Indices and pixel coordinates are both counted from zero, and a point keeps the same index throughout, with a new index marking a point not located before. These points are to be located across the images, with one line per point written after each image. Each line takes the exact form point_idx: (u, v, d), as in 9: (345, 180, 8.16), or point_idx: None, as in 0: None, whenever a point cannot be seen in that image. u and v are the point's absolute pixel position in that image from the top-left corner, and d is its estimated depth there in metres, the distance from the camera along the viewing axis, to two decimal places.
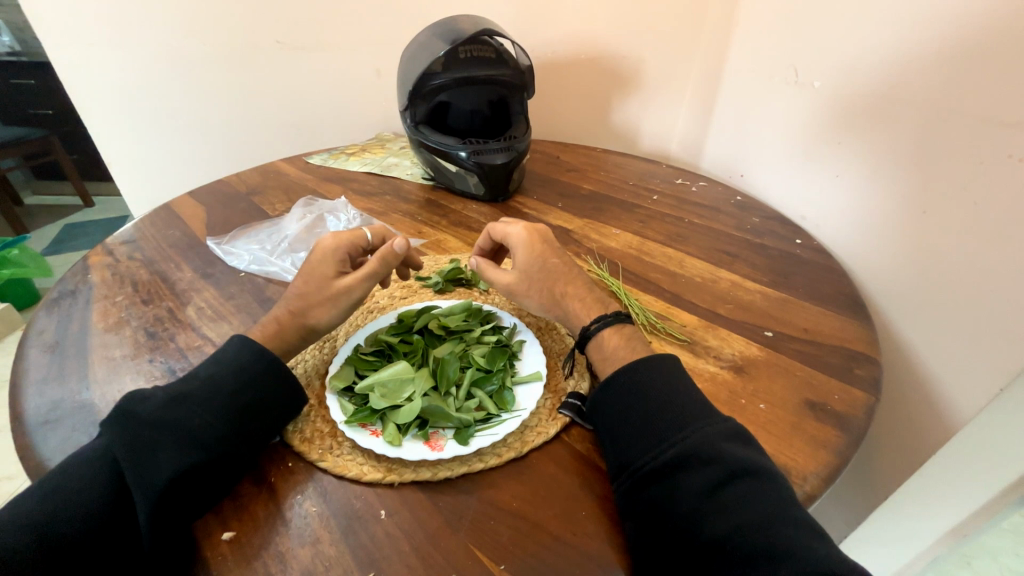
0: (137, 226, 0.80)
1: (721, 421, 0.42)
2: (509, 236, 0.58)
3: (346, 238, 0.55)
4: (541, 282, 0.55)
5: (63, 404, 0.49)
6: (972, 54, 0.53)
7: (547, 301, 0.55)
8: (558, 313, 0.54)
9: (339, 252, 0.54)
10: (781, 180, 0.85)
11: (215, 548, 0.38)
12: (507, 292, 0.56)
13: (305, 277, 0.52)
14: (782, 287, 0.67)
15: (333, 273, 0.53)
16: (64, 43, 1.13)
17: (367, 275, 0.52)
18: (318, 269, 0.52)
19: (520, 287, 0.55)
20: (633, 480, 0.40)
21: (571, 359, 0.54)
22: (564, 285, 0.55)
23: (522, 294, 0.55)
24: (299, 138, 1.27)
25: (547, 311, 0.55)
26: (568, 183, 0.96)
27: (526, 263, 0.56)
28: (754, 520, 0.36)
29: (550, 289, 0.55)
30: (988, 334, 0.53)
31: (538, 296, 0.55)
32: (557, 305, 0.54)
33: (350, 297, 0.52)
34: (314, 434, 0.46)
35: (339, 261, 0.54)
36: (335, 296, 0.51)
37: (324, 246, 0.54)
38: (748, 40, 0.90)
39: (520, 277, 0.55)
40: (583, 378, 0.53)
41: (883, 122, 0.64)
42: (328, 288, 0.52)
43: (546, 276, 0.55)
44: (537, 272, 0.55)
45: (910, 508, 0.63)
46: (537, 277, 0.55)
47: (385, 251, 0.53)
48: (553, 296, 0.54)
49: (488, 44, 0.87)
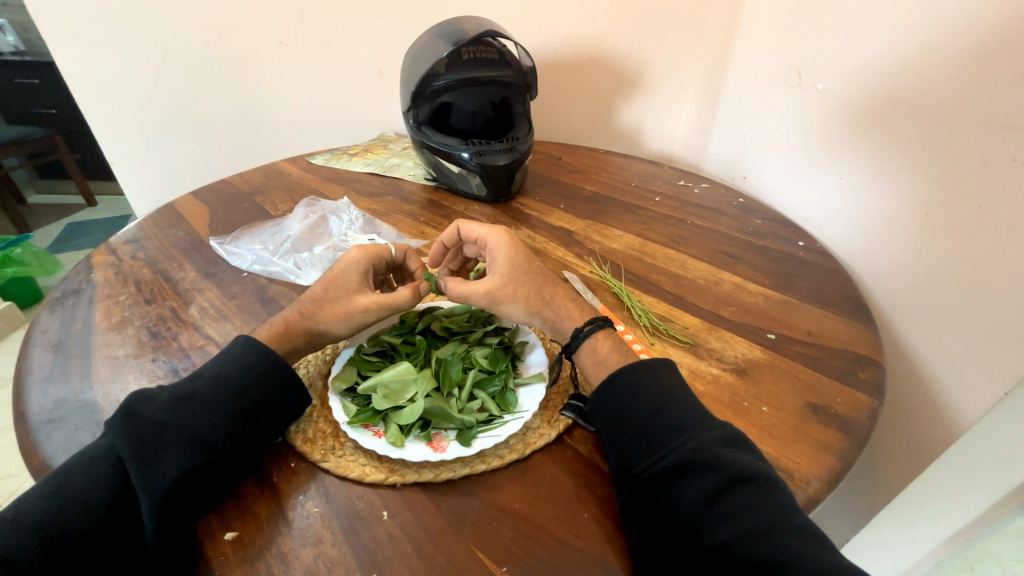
0: (139, 225, 0.81)
1: (720, 426, 0.42)
2: (485, 238, 0.57)
3: (371, 250, 0.56)
4: (527, 284, 0.53)
5: (67, 402, 0.50)
6: (983, 55, 0.52)
7: (536, 304, 0.53)
8: (545, 314, 0.53)
9: (364, 263, 0.54)
10: (786, 182, 0.85)
11: (218, 547, 0.38)
12: (489, 301, 0.53)
13: (327, 283, 0.53)
14: (784, 289, 0.67)
15: (356, 286, 0.53)
16: (70, 42, 1.13)
17: (388, 302, 0.52)
18: (341, 278, 0.53)
19: (504, 291, 0.53)
20: (634, 485, 0.40)
21: (559, 364, 0.53)
22: (551, 287, 0.54)
23: (507, 299, 0.53)
24: (303, 139, 1.28)
25: (536, 315, 0.53)
26: (570, 184, 0.96)
27: (505, 264, 0.54)
28: (755, 529, 0.36)
29: (536, 291, 0.53)
30: (992, 338, 0.53)
31: (524, 300, 0.53)
32: (546, 306, 0.53)
33: (365, 318, 0.51)
34: (317, 435, 0.46)
35: (361, 273, 0.54)
36: (347, 311, 0.51)
37: (350, 257, 0.55)
38: (753, 42, 0.90)
39: (504, 282, 0.53)
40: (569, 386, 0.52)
41: (889, 124, 0.64)
42: (344, 301, 0.51)
43: (531, 280, 0.54)
44: (523, 275, 0.54)
45: (914, 512, 0.63)
46: (522, 280, 0.53)
47: (413, 288, 0.54)
48: (542, 298, 0.53)
49: (492, 45, 0.87)
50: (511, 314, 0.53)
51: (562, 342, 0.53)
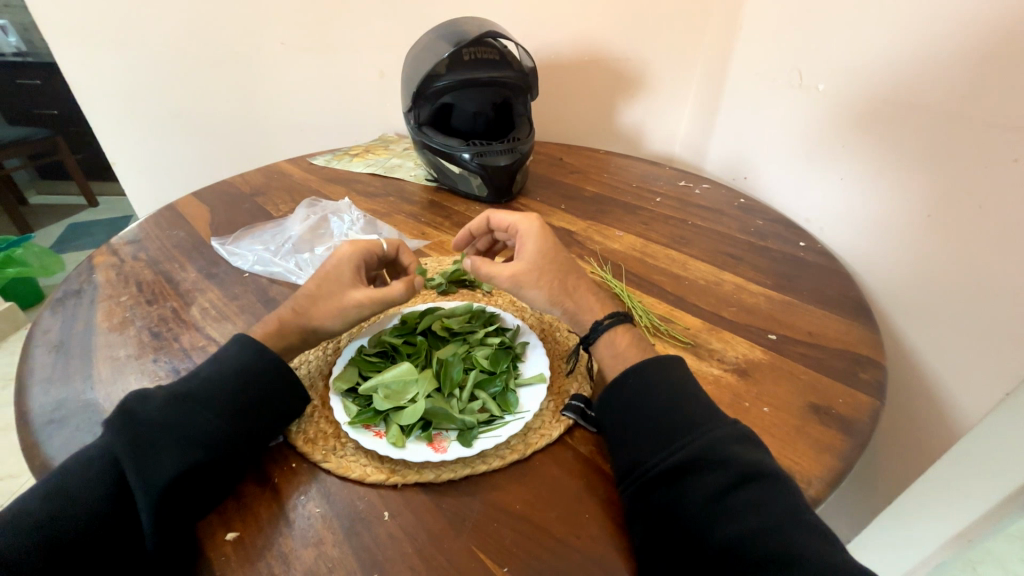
0: (140, 226, 0.81)
1: (729, 424, 0.42)
2: (515, 225, 0.57)
3: (362, 246, 0.55)
4: (554, 272, 0.53)
5: (69, 402, 0.50)
6: (984, 54, 0.52)
7: (559, 293, 0.53)
8: (566, 305, 0.53)
9: (355, 259, 0.54)
10: (787, 183, 0.85)
11: (218, 548, 0.38)
12: (512, 285, 0.53)
13: (318, 280, 0.53)
14: (785, 290, 0.67)
15: (349, 282, 0.53)
16: (72, 43, 1.14)
17: (382, 296, 0.51)
18: (332, 275, 0.53)
19: (529, 278, 0.53)
20: (641, 483, 0.40)
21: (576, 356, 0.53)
22: (575, 278, 0.54)
23: (531, 285, 0.53)
24: (303, 139, 1.28)
25: (556, 304, 0.53)
26: (571, 185, 0.96)
27: (534, 251, 0.54)
28: (763, 526, 0.35)
29: (560, 281, 0.53)
30: (993, 338, 0.53)
31: (547, 287, 0.53)
32: (569, 297, 0.53)
33: (358, 313, 0.51)
34: (318, 435, 0.46)
35: (353, 269, 0.54)
36: (341, 307, 0.51)
37: (341, 254, 0.54)
38: (753, 43, 0.90)
39: (529, 267, 0.53)
40: (585, 380, 0.53)
41: (890, 124, 0.64)
42: (337, 298, 0.51)
43: (556, 267, 0.54)
44: (550, 263, 0.54)
45: (916, 513, 0.63)
46: (550, 268, 0.53)
47: (408, 282, 0.53)
48: (565, 288, 0.53)
49: (492, 45, 0.87)
50: (533, 301, 0.53)
51: (580, 334, 0.53)
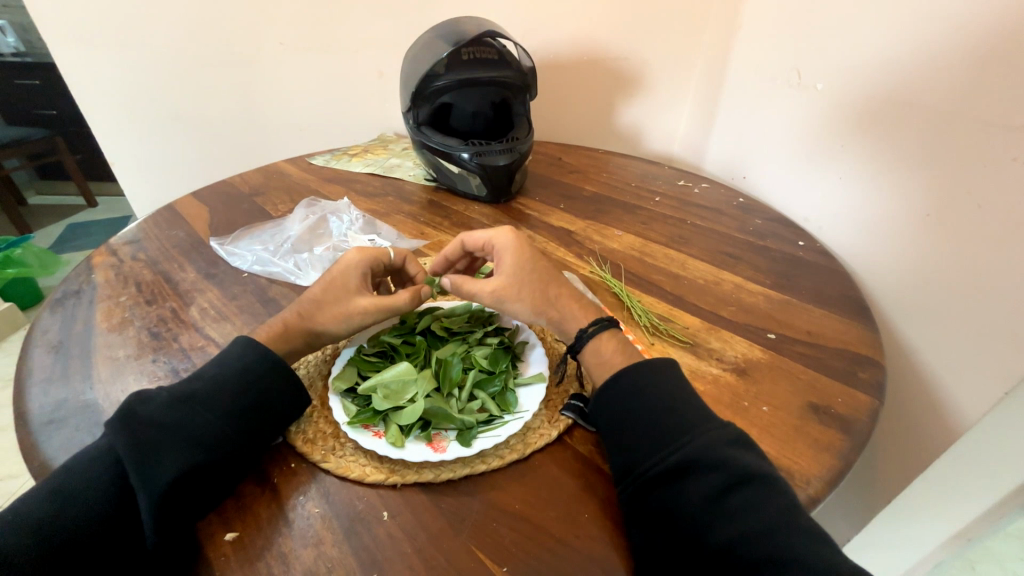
0: (140, 226, 0.81)
1: (723, 426, 0.42)
2: (490, 242, 0.57)
3: (370, 253, 0.56)
4: (533, 284, 0.53)
5: (68, 403, 0.50)
6: (983, 54, 0.52)
7: (541, 303, 0.53)
8: (550, 314, 0.53)
9: (363, 266, 0.54)
10: (786, 183, 0.85)
11: (218, 548, 0.38)
12: (494, 300, 0.53)
13: (325, 284, 0.53)
14: (784, 289, 0.67)
15: (355, 288, 0.53)
16: (71, 43, 1.14)
17: (386, 304, 0.51)
18: (339, 281, 0.53)
19: (510, 291, 0.53)
20: (638, 484, 0.40)
21: (564, 364, 0.53)
22: (556, 287, 0.54)
23: (513, 298, 0.53)
24: (303, 139, 1.28)
25: (541, 314, 0.53)
26: (570, 184, 0.96)
27: (513, 265, 0.54)
28: (760, 528, 0.35)
29: (540, 291, 0.53)
30: (992, 337, 0.53)
31: (529, 299, 0.53)
32: (551, 306, 0.53)
33: (363, 320, 0.51)
34: (317, 435, 0.46)
35: (360, 275, 0.54)
36: (346, 313, 0.51)
37: (348, 260, 0.55)
38: (751, 42, 0.90)
39: (509, 281, 0.53)
40: (577, 385, 0.53)
41: (888, 124, 0.64)
42: (343, 303, 0.51)
43: (535, 279, 0.54)
44: (529, 275, 0.54)
45: (916, 512, 0.63)
46: (528, 280, 0.53)
47: (413, 291, 0.53)
48: (547, 298, 0.53)
49: (491, 45, 0.87)
50: (517, 314, 0.53)
51: (567, 342, 0.53)
